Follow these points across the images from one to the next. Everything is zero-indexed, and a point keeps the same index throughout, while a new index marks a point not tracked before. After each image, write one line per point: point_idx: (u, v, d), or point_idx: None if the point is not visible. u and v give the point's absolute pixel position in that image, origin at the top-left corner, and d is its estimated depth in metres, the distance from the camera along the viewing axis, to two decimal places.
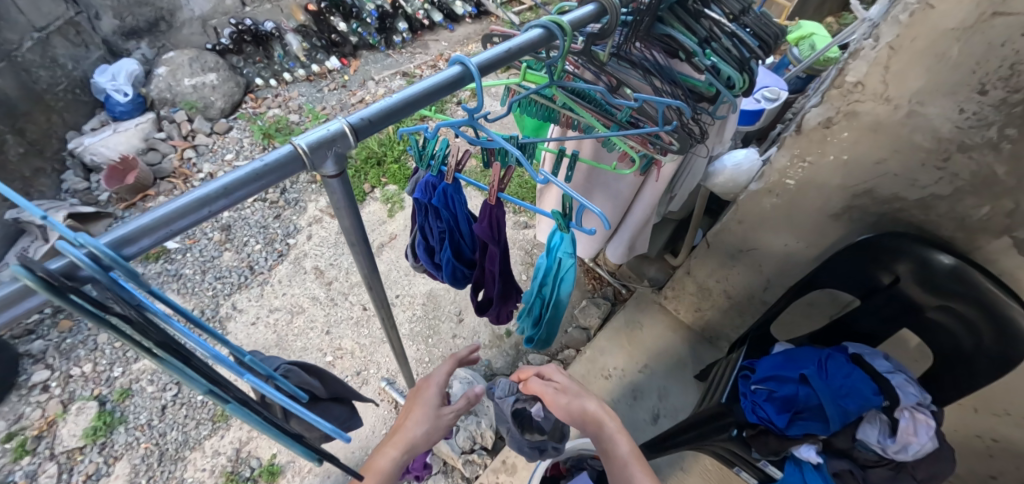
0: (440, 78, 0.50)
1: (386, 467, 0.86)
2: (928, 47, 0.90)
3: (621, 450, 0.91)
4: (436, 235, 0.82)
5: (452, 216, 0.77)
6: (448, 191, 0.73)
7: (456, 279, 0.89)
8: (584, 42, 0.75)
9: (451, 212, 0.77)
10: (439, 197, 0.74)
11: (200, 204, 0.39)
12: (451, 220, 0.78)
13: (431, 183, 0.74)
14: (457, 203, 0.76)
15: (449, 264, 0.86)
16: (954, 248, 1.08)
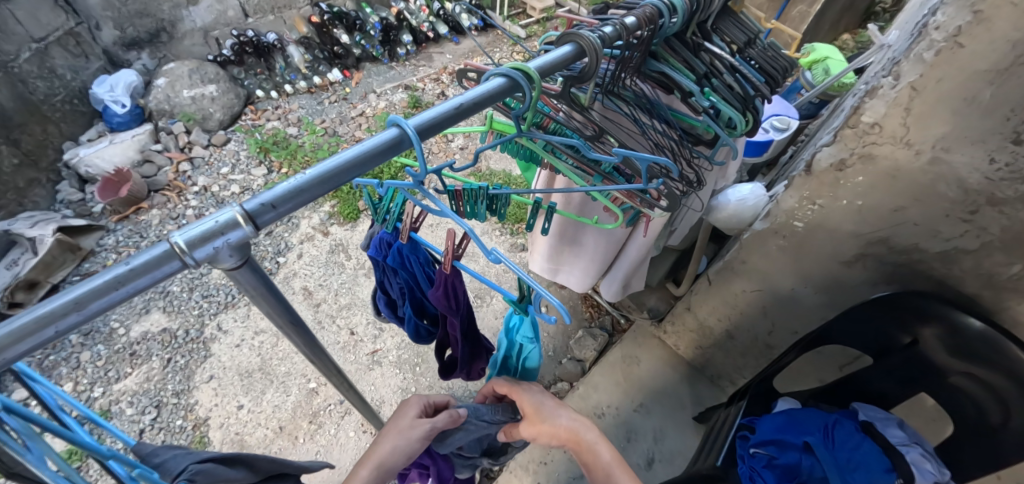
0: (371, 143, 0.42)
1: None
2: (955, 91, 0.80)
3: (604, 458, 0.78)
4: (398, 290, 0.86)
5: (409, 274, 0.80)
6: (404, 251, 0.77)
7: (418, 334, 0.94)
8: (562, 84, 0.65)
9: (408, 271, 0.80)
10: (395, 256, 0.78)
11: (36, 327, 0.32)
12: (409, 277, 0.81)
13: (387, 242, 0.78)
14: (413, 261, 0.79)
15: (412, 320, 0.90)
16: (980, 306, 0.97)
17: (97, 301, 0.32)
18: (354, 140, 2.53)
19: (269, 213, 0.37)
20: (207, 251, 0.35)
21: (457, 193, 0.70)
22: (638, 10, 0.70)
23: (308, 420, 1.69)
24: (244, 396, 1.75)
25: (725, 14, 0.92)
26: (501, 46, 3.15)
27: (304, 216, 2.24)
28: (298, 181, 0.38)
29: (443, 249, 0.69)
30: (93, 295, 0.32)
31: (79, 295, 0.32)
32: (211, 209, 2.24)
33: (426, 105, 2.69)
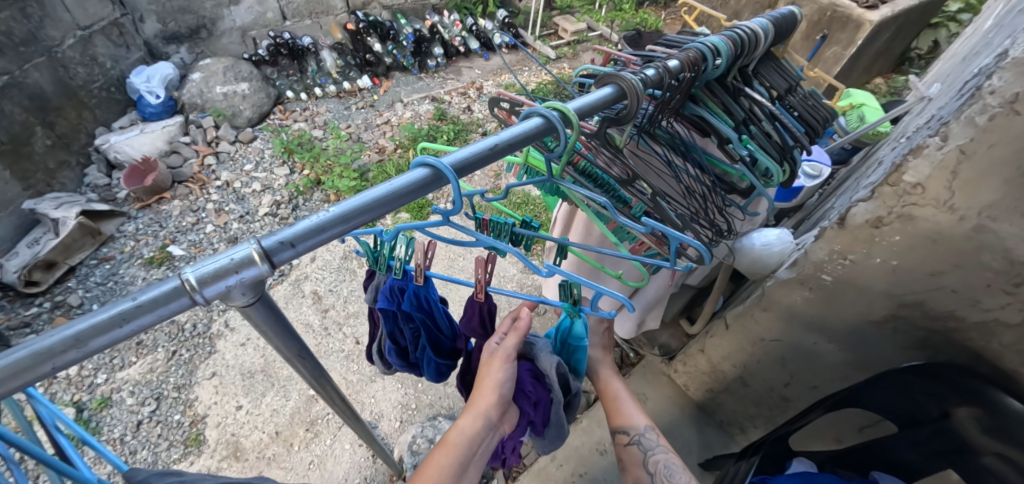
0: (401, 183, 0.41)
1: (465, 440, 0.75)
2: (1007, 158, 0.77)
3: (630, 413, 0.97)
4: (411, 334, 0.86)
5: (426, 314, 0.83)
6: (420, 292, 0.80)
7: (439, 373, 0.93)
8: (598, 124, 0.64)
9: (424, 311, 0.83)
10: (410, 300, 0.79)
11: (32, 363, 0.31)
12: (426, 316, 0.84)
13: (399, 288, 0.79)
14: (427, 301, 0.82)
15: (431, 362, 0.91)
16: (1018, 384, 0.91)
17: (98, 338, 0.32)
18: (377, 147, 2.54)
19: (286, 251, 0.36)
20: (218, 289, 0.34)
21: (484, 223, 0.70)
22: (682, 53, 0.70)
23: (305, 427, 1.67)
24: (244, 397, 1.74)
25: (767, 61, 0.91)
26: (530, 65, 3.16)
27: None
28: (319, 220, 0.37)
29: (475, 278, 0.73)
30: (94, 332, 0.31)
31: (79, 332, 0.31)
32: (231, 204, 2.26)
33: (451, 118, 2.70)
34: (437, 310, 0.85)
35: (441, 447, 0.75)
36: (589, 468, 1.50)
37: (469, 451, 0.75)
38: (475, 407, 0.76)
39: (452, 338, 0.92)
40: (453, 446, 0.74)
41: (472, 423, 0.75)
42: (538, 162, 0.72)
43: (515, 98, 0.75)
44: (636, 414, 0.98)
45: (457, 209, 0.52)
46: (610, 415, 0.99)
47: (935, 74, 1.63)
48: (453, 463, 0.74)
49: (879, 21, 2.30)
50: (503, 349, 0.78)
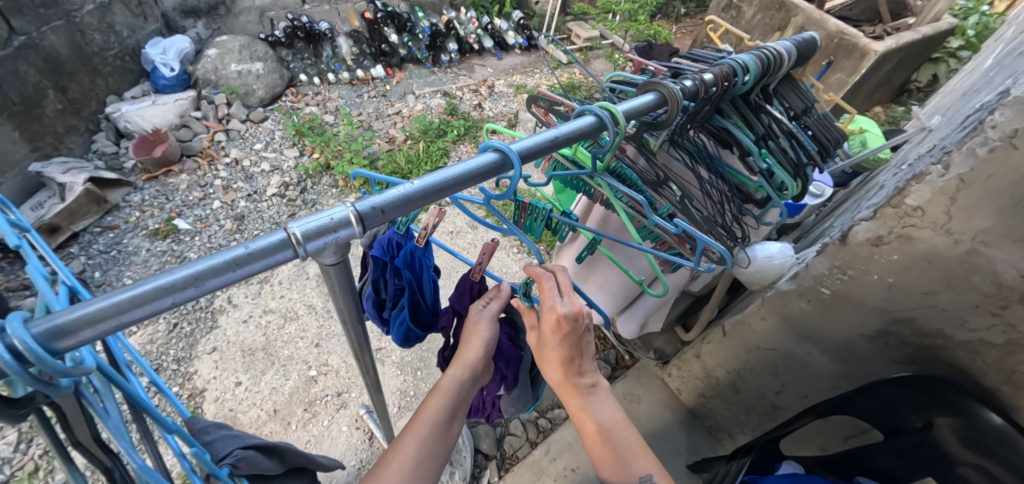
0: (475, 164, 0.45)
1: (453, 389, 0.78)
2: (1004, 189, 0.83)
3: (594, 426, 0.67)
4: (395, 290, 0.88)
5: (414, 276, 0.83)
6: (415, 252, 0.81)
7: (406, 340, 0.93)
8: (637, 128, 0.69)
9: (414, 272, 0.83)
10: (404, 257, 0.80)
11: (156, 296, 0.33)
12: (414, 279, 0.84)
13: (396, 242, 0.82)
14: (419, 264, 0.83)
15: (402, 324, 0.90)
16: (998, 401, 0.97)
17: (216, 277, 0.35)
18: (388, 137, 2.56)
19: (377, 216, 0.39)
20: (320, 244, 0.37)
21: (524, 205, 0.76)
22: (716, 67, 0.74)
23: (303, 407, 1.69)
24: (243, 373, 1.75)
25: (787, 80, 0.95)
26: (542, 68, 3.20)
27: (328, 203, 2.26)
28: (407, 191, 0.40)
29: (479, 262, 0.76)
30: (214, 271, 0.34)
31: (202, 270, 0.34)
32: (239, 183, 2.26)
33: (462, 114, 2.73)
34: (426, 276, 0.85)
35: (432, 395, 0.78)
36: (581, 463, 1.53)
37: (457, 398, 0.78)
38: (465, 358, 0.79)
39: (432, 311, 0.91)
40: (444, 394, 0.77)
41: (462, 372, 0.79)
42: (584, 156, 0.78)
43: (555, 97, 0.80)
44: (635, 459, 0.65)
45: (507, 194, 0.56)
46: (598, 461, 0.67)
47: (935, 106, 1.70)
48: (444, 407, 0.77)
49: (883, 52, 2.38)
50: (495, 311, 0.82)
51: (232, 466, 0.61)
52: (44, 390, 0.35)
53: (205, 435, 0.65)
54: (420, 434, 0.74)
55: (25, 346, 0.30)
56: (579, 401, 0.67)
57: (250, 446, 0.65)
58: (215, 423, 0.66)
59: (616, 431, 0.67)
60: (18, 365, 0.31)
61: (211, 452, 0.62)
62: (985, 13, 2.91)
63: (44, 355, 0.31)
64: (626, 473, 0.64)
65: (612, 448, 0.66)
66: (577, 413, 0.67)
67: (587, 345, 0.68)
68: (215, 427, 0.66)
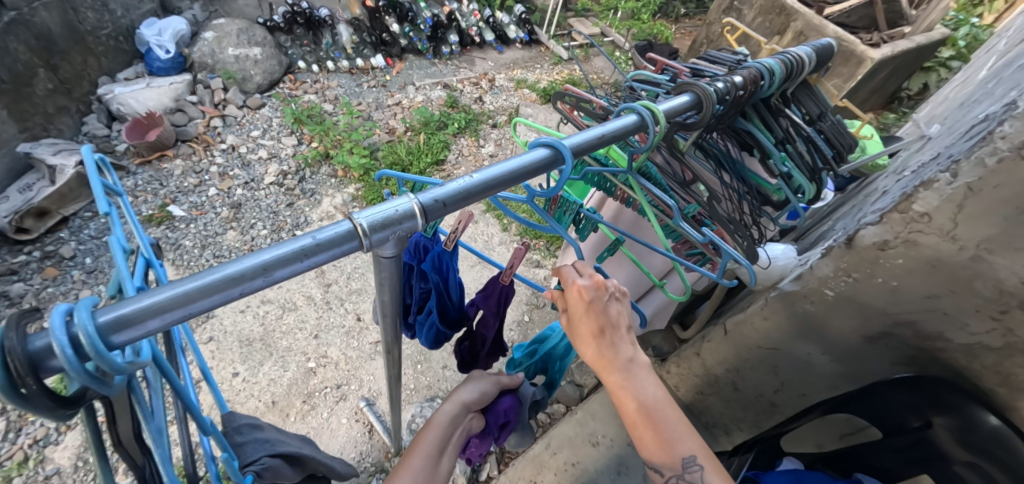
0: (528, 159, 0.44)
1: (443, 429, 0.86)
2: (1010, 199, 0.81)
3: (631, 404, 0.66)
4: (421, 293, 0.88)
5: (441, 279, 0.83)
6: (442, 256, 0.82)
7: (435, 341, 0.95)
8: (671, 128, 0.70)
9: (440, 276, 0.83)
10: (432, 261, 0.81)
11: (225, 287, 0.32)
12: (441, 282, 0.84)
13: (424, 246, 0.82)
14: (445, 268, 0.83)
15: (431, 327, 0.91)
16: (993, 402, 0.98)
17: (284, 268, 0.34)
18: (388, 127, 2.54)
19: (438, 208, 0.39)
20: (384, 235, 0.37)
21: (556, 197, 0.79)
22: (744, 70, 0.76)
23: (301, 399, 1.67)
24: (241, 364, 1.73)
25: (804, 86, 0.97)
26: (542, 63, 3.19)
27: (327, 193, 2.24)
28: (466, 184, 0.40)
29: (508, 264, 0.77)
30: (283, 261, 0.33)
31: (272, 260, 0.33)
32: (236, 170, 2.22)
33: (462, 107, 2.71)
34: (452, 280, 0.85)
35: (427, 428, 0.85)
36: (581, 458, 1.54)
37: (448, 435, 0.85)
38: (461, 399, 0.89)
39: (457, 310, 0.91)
40: (438, 428, 0.85)
41: (456, 410, 0.87)
42: (617, 157, 0.80)
43: (582, 93, 0.80)
44: (679, 440, 0.65)
45: (554, 191, 0.57)
46: (641, 441, 0.67)
47: (932, 114, 1.74)
48: (436, 441, 0.83)
49: (880, 59, 2.41)
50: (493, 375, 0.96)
51: (256, 474, 0.63)
52: (100, 389, 0.33)
53: (238, 436, 0.67)
54: (413, 464, 0.79)
55: (88, 340, 0.28)
56: (620, 378, 0.66)
57: (277, 455, 0.66)
58: (249, 425, 0.69)
59: (658, 407, 0.66)
60: (76, 358, 0.30)
61: (240, 455, 0.64)
62: (976, 24, 2.97)
63: (102, 348, 0.29)
64: (670, 454, 0.64)
65: (654, 427, 0.65)
66: (617, 391, 0.66)
67: (618, 323, 0.68)
68: (249, 429, 0.68)
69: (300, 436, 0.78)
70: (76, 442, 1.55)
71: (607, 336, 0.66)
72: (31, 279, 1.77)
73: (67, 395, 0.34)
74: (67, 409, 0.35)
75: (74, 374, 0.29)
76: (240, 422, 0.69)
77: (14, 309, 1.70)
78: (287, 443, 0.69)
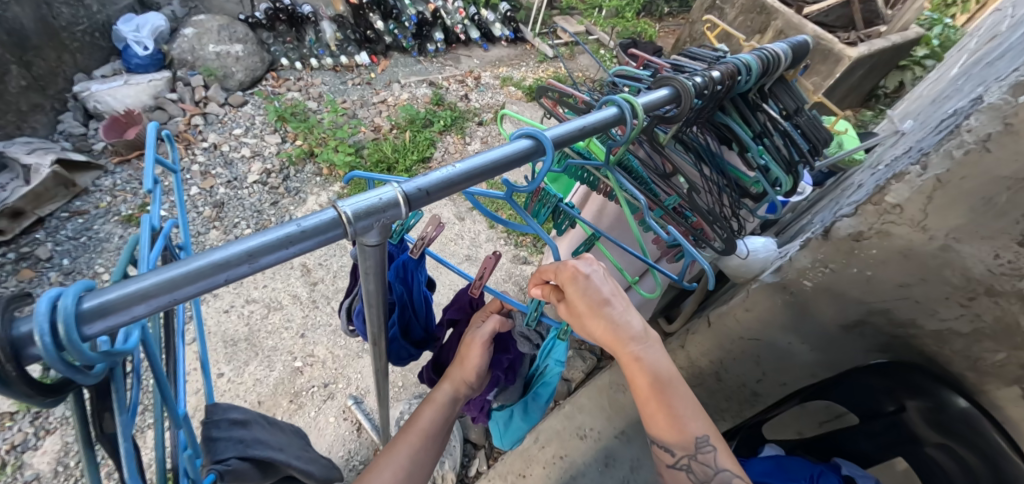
0: (511, 149, 0.45)
1: (444, 402, 0.80)
2: (976, 189, 0.82)
3: (643, 380, 0.66)
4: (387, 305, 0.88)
5: (406, 290, 0.84)
6: (408, 264, 0.82)
7: (399, 358, 0.95)
8: (650, 122, 0.72)
9: (405, 286, 0.84)
10: (397, 270, 0.82)
11: (211, 272, 0.32)
12: (406, 292, 0.85)
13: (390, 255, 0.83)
14: (410, 277, 0.84)
15: (395, 341, 0.91)
16: (962, 386, 1.01)
17: (270, 254, 0.34)
18: (374, 125, 2.52)
19: (423, 196, 0.40)
20: (369, 222, 0.37)
21: (537, 190, 0.80)
22: (721, 66, 0.78)
23: (288, 399, 1.66)
24: (226, 365, 1.71)
25: (781, 81, 0.99)
26: (528, 61, 3.20)
27: (312, 191, 2.22)
28: (450, 173, 0.41)
29: (476, 271, 0.77)
30: (268, 248, 0.34)
31: (256, 247, 0.33)
32: (218, 168, 2.19)
33: (448, 104, 2.71)
34: (417, 290, 0.86)
35: (426, 406, 0.80)
36: (569, 451, 1.56)
37: (449, 412, 0.80)
38: (461, 375, 0.79)
39: (422, 328, 0.93)
40: (438, 408, 0.79)
41: (456, 388, 0.80)
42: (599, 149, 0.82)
43: (565, 88, 0.81)
44: (689, 417, 0.69)
45: (533, 185, 0.59)
46: (656, 417, 0.69)
47: (906, 111, 1.79)
48: (436, 420, 0.79)
49: (857, 57, 2.47)
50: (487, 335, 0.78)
51: (218, 475, 0.60)
52: (77, 379, 0.32)
53: (214, 430, 0.63)
54: (413, 445, 0.77)
55: (65, 327, 0.28)
56: (633, 351, 0.65)
57: (247, 459, 0.63)
58: (229, 419, 0.65)
59: (671, 383, 0.67)
60: (54, 350, 0.29)
61: (209, 451, 0.62)
62: (949, 24, 3.05)
63: (77, 337, 0.29)
64: (682, 432, 0.68)
65: (666, 401, 0.67)
66: (631, 363, 0.65)
67: (622, 300, 0.67)
68: (227, 424, 0.65)
69: (291, 429, 0.76)
70: (55, 446, 1.52)
71: (616, 311, 0.65)
72: (6, 281, 1.73)
73: (47, 383, 0.34)
74: (48, 398, 0.34)
75: (50, 363, 0.29)
76: (222, 416, 0.65)
77: None
78: (264, 446, 0.66)
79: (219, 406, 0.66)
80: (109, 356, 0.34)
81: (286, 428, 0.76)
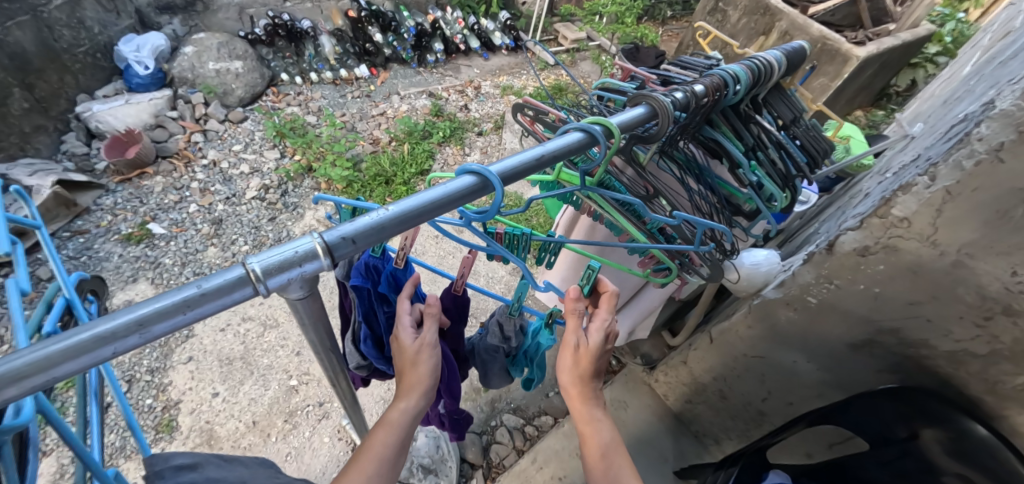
0: (454, 187, 0.43)
1: (400, 421, 0.68)
2: (989, 201, 0.76)
3: (602, 438, 0.69)
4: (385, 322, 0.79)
5: (404, 296, 0.77)
6: (398, 273, 0.76)
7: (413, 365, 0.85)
8: (628, 140, 0.68)
9: (402, 293, 0.77)
10: (388, 281, 0.75)
11: (94, 346, 0.31)
12: (403, 298, 0.78)
13: (374, 267, 0.75)
14: (404, 282, 0.78)
15: (408, 348, 0.82)
16: (980, 412, 0.91)
17: (162, 322, 0.32)
18: (372, 138, 2.51)
19: (347, 246, 0.37)
20: (282, 279, 0.35)
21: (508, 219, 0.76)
22: (706, 78, 0.73)
23: (283, 418, 1.64)
24: (220, 384, 1.70)
25: (776, 90, 0.94)
26: (528, 68, 3.17)
27: (309, 206, 2.21)
28: (380, 217, 0.39)
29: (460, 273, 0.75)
30: (159, 315, 0.32)
31: (146, 315, 0.31)
32: (217, 185, 2.20)
33: (447, 115, 2.69)
34: (414, 293, 0.80)
35: (379, 429, 0.67)
36: (568, 472, 1.51)
37: (408, 430, 0.69)
38: (413, 384, 0.69)
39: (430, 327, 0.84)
40: (393, 427, 0.67)
41: (411, 404, 0.68)
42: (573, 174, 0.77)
43: (540, 106, 0.77)
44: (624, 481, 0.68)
45: (489, 216, 0.56)
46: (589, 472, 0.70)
47: (917, 112, 1.70)
48: (395, 444, 0.67)
49: (865, 57, 2.38)
50: (430, 331, 0.71)
51: None
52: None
53: (159, 480, 0.60)
54: (367, 473, 0.64)
55: None
56: (590, 416, 0.70)
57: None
58: (175, 466, 0.62)
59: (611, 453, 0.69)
60: None
61: None
62: (961, 20, 2.95)
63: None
64: None
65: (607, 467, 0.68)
66: (586, 426, 0.70)
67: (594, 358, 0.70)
68: (172, 471, 0.62)
69: (258, 461, 0.73)
70: (51, 468, 1.52)
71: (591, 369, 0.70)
72: None
73: None
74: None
75: None
76: (164, 465, 0.62)
77: None
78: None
79: (160, 456, 0.63)
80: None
81: (250, 462, 0.72)
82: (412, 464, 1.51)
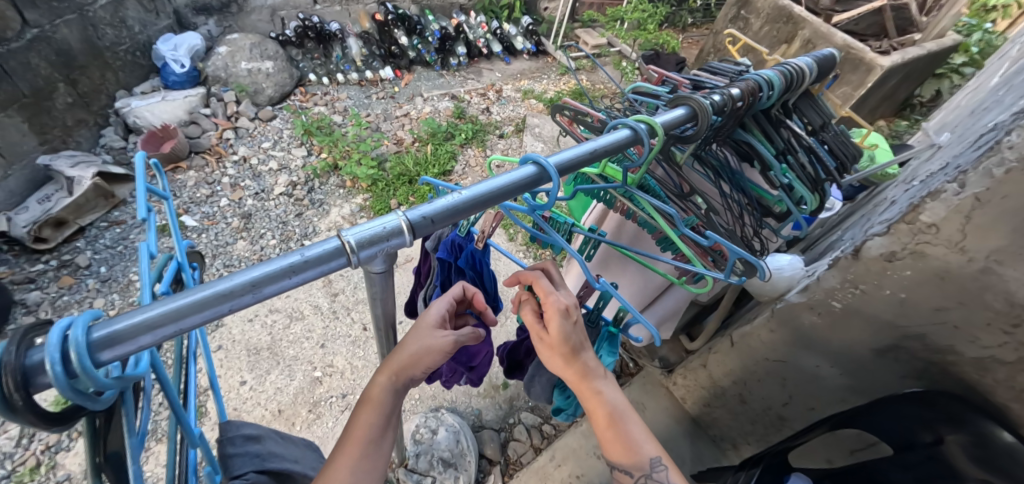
0: (515, 177, 0.49)
1: (381, 399, 0.66)
2: (1019, 209, 0.77)
3: (612, 403, 0.69)
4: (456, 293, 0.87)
5: (477, 275, 0.83)
6: (476, 253, 0.82)
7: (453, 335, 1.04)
8: (667, 141, 0.71)
9: (476, 271, 0.83)
10: (466, 258, 0.81)
11: (216, 302, 0.37)
12: (476, 275, 0.84)
13: (458, 244, 0.83)
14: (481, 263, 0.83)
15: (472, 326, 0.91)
16: (1008, 420, 0.91)
17: (272, 284, 0.39)
18: (396, 138, 2.57)
19: (426, 224, 0.44)
20: (371, 252, 0.41)
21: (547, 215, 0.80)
22: (741, 82, 0.76)
23: (307, 408, 1.68)
24: (248, 373, 1.75)
25: (806, 96, 0.96)
26: (549, 73, 3.21)
27: (335, 203, 2.26)
28: (454, 201, 0.45)
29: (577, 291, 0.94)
30: (270, 279, 0.38)
31: (260, 277, 0.38)
32: (247, 181, 2.27)
33: (469, 117, 2.73)
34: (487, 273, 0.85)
35: (364, 407, 0.67)
36: (586, 471, 1.52)
37: (391, 409, 0.67)
38: (398, 364, 0.65)
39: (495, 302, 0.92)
40: (374, 407, 0.66)
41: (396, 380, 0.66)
42: (614, 171, 0.80)
43: (581, 107, 0.80)
44: (642, 440, 0.69)
45: (544, 206, 0.60)
46: (608, 444, 0.70)
47: (943, 122, 1.70)
48: (377, 422, 0.66)
49: (889, 66, 2.37)
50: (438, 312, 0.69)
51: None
52: (88, 405, 0.37)
53: (230, 447, 0.67)
54: (353, 454, 0.65)
55: (78, 355, 0.33)
56: (595, 386, 0.68)
57: (264, 472, 0.67)
58: (243, 436, 0.68)
59: (626, 413, 0.70)
60: (65, 374, 0.34)
61: (227, 468, 0.65)
62: (989, 30, 2.92)
63: (89, 363, 0.34)
64: (636, 455, 0.68)
65: (620, 431, 0.69)
66: (592, 398, 0.68)
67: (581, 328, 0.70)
68: (242, 440, 0.69)
69: (305, 444, 0.79)
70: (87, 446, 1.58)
71: (577, 337, 0.69)
72: (47, 287, 1.81)
73: (52, 413, 0.38)
74: (55, 427, 0.39)
75: (63, 389, 0.34)
76: (236, 433, 0.69)
77: (31, 316, 1.74)
78: (279, 459, 0.69)
79: (231, 425, 0.70)
80: (117, 383, 0.39)
81: (299, 441, 0.79)
82: (433, 457, 1.53)
